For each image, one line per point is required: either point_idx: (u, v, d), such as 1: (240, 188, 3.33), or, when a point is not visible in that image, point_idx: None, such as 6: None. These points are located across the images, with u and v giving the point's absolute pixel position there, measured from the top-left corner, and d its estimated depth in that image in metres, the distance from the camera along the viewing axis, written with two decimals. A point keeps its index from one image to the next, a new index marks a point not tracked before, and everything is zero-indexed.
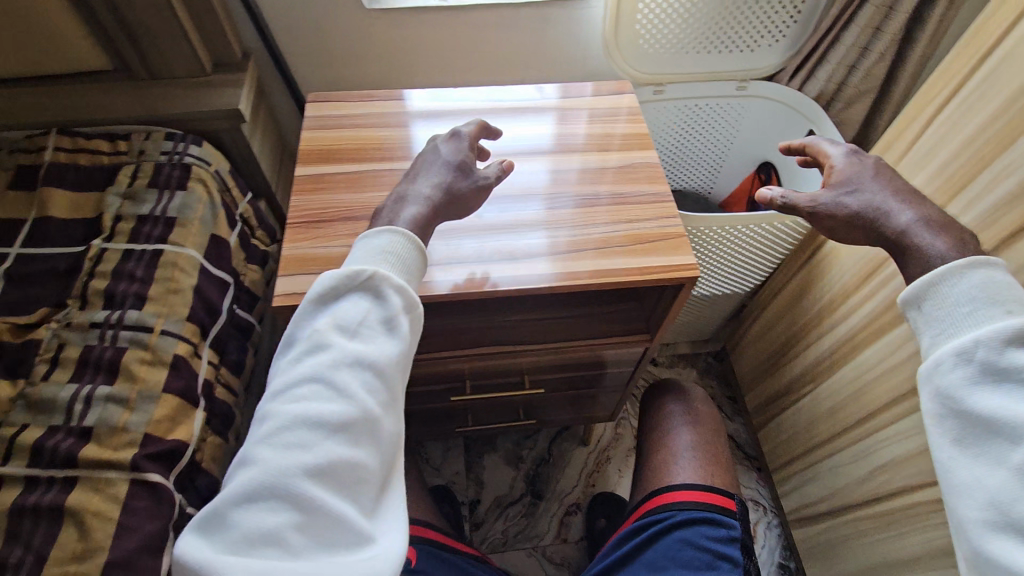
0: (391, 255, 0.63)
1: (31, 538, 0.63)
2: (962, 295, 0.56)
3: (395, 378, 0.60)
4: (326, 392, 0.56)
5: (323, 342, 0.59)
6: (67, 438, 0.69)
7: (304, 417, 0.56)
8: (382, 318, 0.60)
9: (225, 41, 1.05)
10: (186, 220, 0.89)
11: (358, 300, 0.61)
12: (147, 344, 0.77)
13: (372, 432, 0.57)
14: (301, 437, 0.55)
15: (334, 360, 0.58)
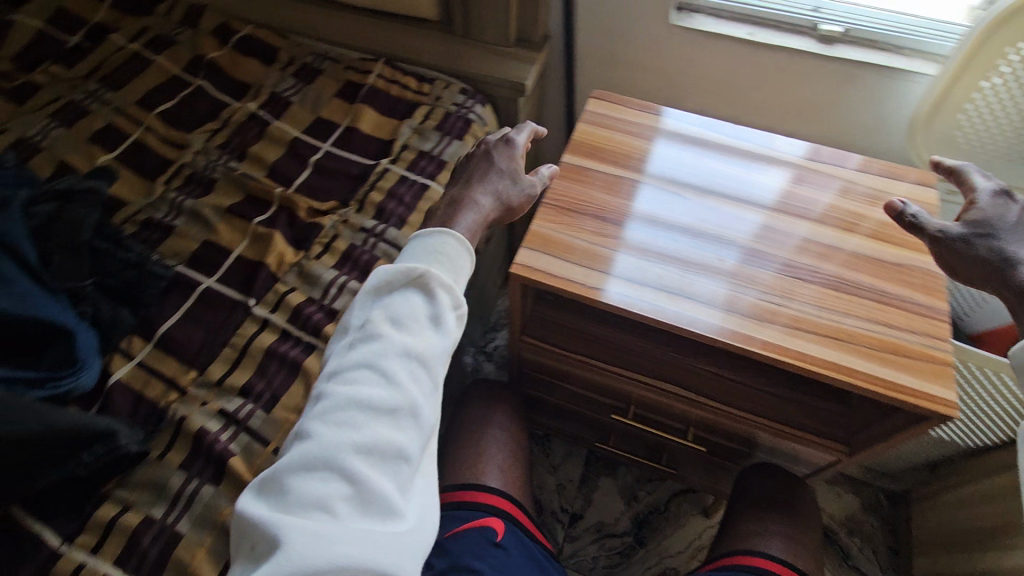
0: (447, 253, 0.69)
1: (272, 378, 0.76)
2: None
3: (437, 372, 0.63)
4: (377, 376, 0.60)
5: (379, 332, 0.63)
6: (319, 312, 0.82)
7: (355, 397, 0.59)
8: (432, 314, 0.65)
9: (536, 20, 1.13)
10: (454, 167, 1.00)
11: (412, 296, 0.65)
12: (395, 260, 0.88)
13: (415, 418, 0.60)
14: (352, 415, 0.58)
15: (384, 347, 0.62)
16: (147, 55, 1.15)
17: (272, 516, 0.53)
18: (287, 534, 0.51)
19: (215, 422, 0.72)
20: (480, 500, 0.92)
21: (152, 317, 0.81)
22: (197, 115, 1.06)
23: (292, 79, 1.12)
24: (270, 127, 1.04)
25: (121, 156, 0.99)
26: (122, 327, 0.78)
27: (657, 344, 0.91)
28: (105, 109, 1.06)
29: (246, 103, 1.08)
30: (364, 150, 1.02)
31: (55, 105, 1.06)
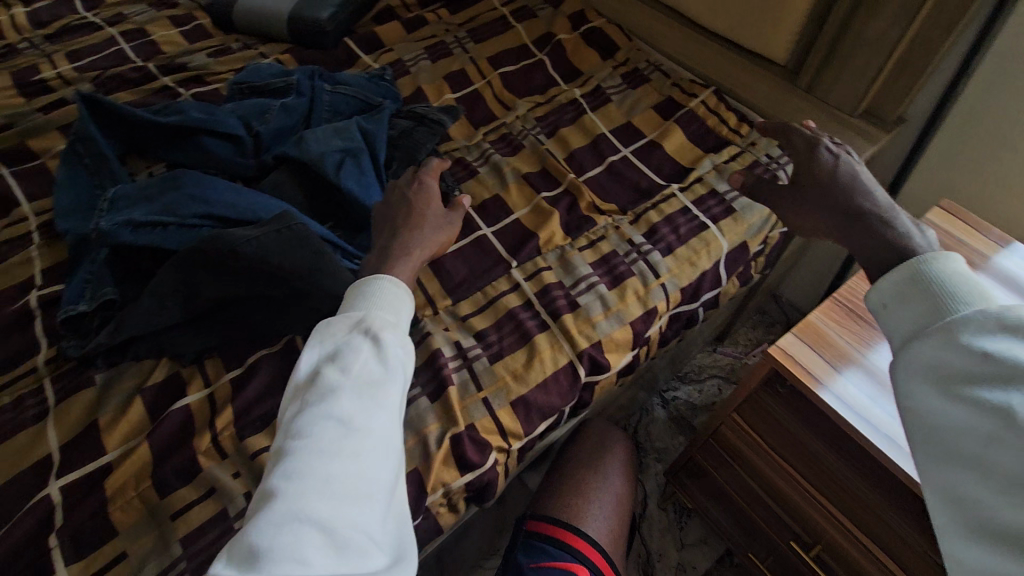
0: (392, 300, 0.70)
1: (504, 336, 0.83)
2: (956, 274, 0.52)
3: (391, 403, 0.62)
4: (331, 423, 0.57)
5: (327, 384, 0.60)
6: (563, 299, 0.86)
7: (315, 445, 0.55)
8: (381, 350, 0.64)
9: (901, 98, 1.00)
10: (740, 218, 0.96)
11: (355, 342, 0.64)
12: (648, 283, 0.88)
13: (379, 445, 0.58)
14: (316, 461, 0.55)
15: (338, 393, 0.60)
16: (511, 21, 1.29)
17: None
18: None
19: (449, 348, 0.81)
20: (571, 544, 0.89)
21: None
22: (529, 84, 1.17)
23: (619, 79, 1.17)
24: (585, 117, 1.10)
25: (461, 100, 1.15)
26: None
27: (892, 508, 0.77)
28: (463, 56, 1.23)
29: (572, 88, 1.16)
30: (659, 169, 1.02)
31: (430, 40, 1.26)
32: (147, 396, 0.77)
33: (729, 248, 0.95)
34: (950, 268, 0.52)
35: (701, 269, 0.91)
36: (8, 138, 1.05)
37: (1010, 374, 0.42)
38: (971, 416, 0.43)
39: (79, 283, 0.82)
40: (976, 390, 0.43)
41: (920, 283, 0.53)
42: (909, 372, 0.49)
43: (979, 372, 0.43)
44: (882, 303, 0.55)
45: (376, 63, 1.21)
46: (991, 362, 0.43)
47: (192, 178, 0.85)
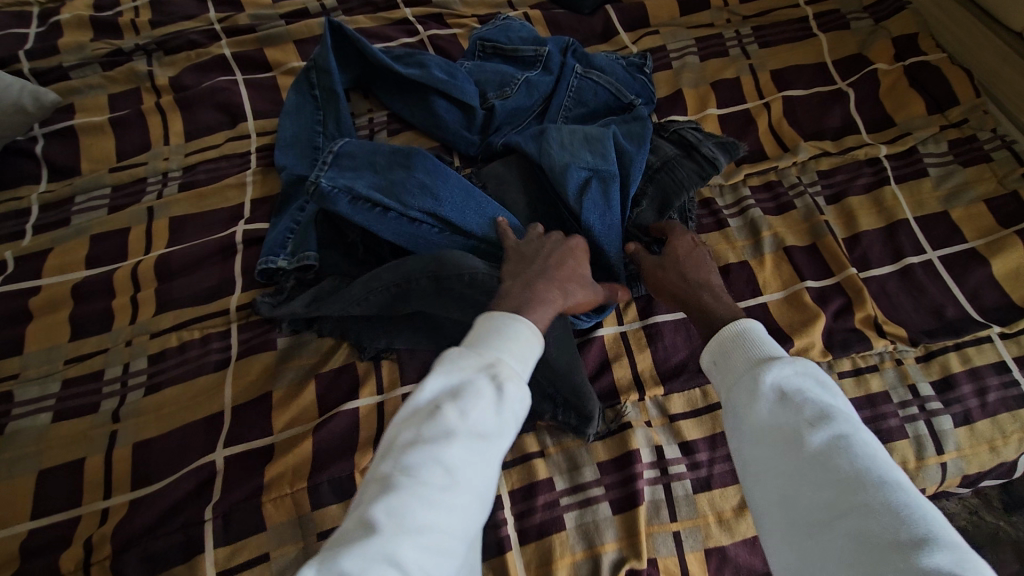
0: (532, 339, 0.48)
1: (716, 460, 0.66)
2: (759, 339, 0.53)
3: (495, 462, 0.44)
4: (440, 468, 0.40)
5: (441, 419, 0.42)
6: None
7: (412, 495, 0.39)
8: (499, 387, 0.44)
9: None
10: None
11: (481, 376, 0.45)
12: (921, 455, 0.67)
13: (479, 506, 0.42)
14: (411, 511, 0.39)
15: (444, 433, 0.42)
16: (813, 27, 1.02)
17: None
18: None
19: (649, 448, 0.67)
20: None
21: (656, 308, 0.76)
22: (818, 121, 0.92)
23: (944, 145, 0.88)
24: (886, 189, 0.84)
25: (725, 120, 0.93)
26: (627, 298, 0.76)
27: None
28: (742, 61, 0.99)
29: (876, 142, 0.89)
30: (973, 295, 0.76)
31: (705, 30, 1.03)
32: (321, 383, 0.72)
33: None
34: (753, 333, 0.53)
35: (1001, 458, 0.67)
36: (248, 42, 1.01)
37: (800, 408, 0.47)
38: (770, 448, 0.47)
39: (284, 232, 0.77)
40: (771, 420, 0.47)
41: (725, 341, 0.54)
42: (725, 410, 0.51)
43: (783, 405, 0.47)
44: (712, 360, 0.55)
45: (634, 46, 1.01)
46: (794, 398, 0.47)
47: (426, 161, 0.76)
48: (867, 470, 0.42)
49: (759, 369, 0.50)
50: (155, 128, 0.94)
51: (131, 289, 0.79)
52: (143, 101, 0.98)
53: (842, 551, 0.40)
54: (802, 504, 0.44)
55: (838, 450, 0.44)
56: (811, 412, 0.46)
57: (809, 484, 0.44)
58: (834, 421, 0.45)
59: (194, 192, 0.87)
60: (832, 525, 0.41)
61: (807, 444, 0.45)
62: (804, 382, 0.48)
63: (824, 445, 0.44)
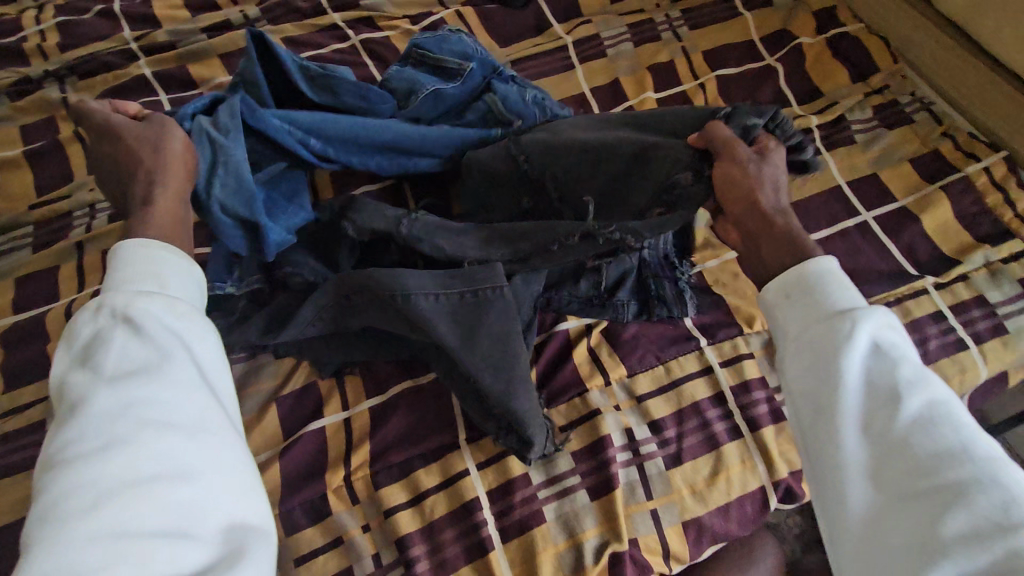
0: (153, 254, 0.46)
1: (685, 434, 0.68)
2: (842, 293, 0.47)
3: (175, 385, 0.40)
4: (88, 437, 0.37)
5: (73, 393, 0.39)
6: (765, 403, 0.70)
7: (77, 462, 0.36)
8: (139, 319, 0.41)
9: None
10: (1011, 343, 0.74)
11: (102, 324, 0.41)
12: None
13: (167, 433, 0.38)
14: (67, 491, 0.35)
15: (91, 390, 0.38)
16: (739, 5, 1.05)
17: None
18: None
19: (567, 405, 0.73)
20: None
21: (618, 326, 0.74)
22: (751, 97, 0.95)
23: (870, 111, 0.92)
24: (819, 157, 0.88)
25: (663, 103, 0.95)
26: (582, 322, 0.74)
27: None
28: (674, 44, 1.01)
29: (807, 113, 0.93)
30: (907, 251, 0.80)
31: (636, 15, 1.04)
32: (282, 407, 0.69)
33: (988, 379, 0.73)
34: (837, 285, 0.48)
35: None
36: (168, 59, 0.97)
37: (892, 379, 0.43)
38: (851, 403, 0.43)
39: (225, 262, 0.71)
40: (860, 377, 0.43)
41: (804, 275, 0.49)
42: (791, 356, 0.47)
43: (866, 359, 0.44)
44: (781, 294, 0.49)
45: (568, 36, 1.02)
46: (876, 350, 0.44)
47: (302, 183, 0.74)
48: (971, 445, 0.40)
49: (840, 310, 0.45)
50: (76, 158, 0.88)
51: (66, 330, 0.74)
52: (60, 130, 0.92)
53: (935, 525, 0.38)
54: (889, 459, 0.41)
55: (927, 409, 0.42)
56: (902, 369, 0.43)
57: (896, 441, 0.41)
58: (923, 382, 0.43)
59: (125, 221, 0.82)
60: (924, 481, 0.39)
61: (897, 402, 0.42)
62: (891, 337, 0.45)
63: (914, 406, 0.42)
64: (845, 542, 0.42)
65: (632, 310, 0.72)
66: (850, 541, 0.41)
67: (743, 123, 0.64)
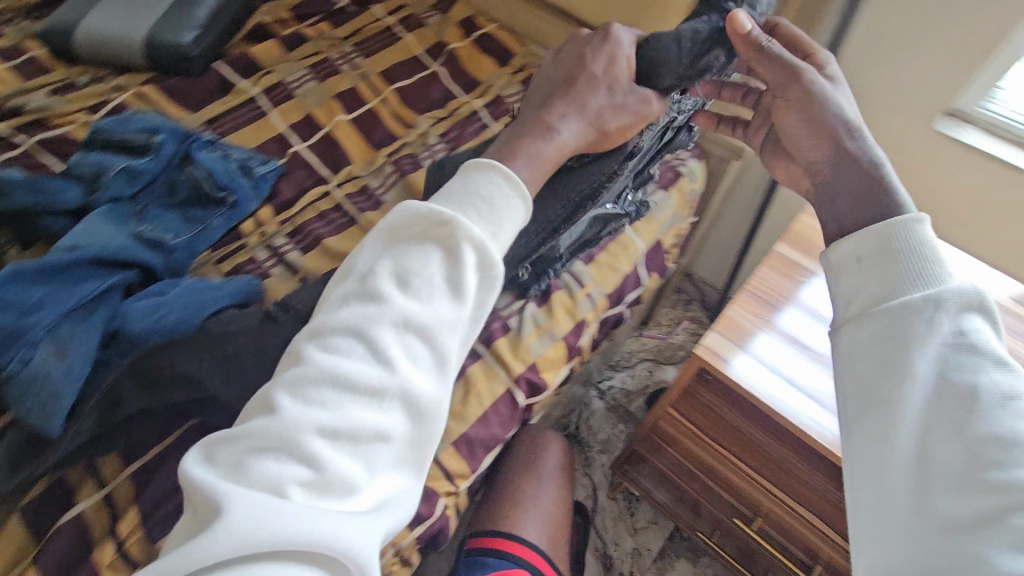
0: (506, 194, 0.52)
1: None
2: (932, 269, 0.47)
3: (439, 352, 0.48)
4: (364, 350, 0.46)
5: (377, 291, 0.48)
6: (494, 323, 0.83)
7: (333, 365, 0.46)
8: (458, 259, 0.49)
9: None
10: (652, 217, 0.98)
11: (429, 253, 0.50)
12: (573, 295, 0.88)
13: (403, 399, 0.46)
14: (323, 389, 0.45)
15: (382, 313, 0.47)
16: (399, 31, 1.24)
17: (220, 482, 0.42)
18: (230, 499, 0.40)
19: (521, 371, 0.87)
20: (509, 552, 0.88)
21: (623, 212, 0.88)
22: (426, 98, 1.13)
23: (518, 85, 1.15)
24: (488, 130, 1.08)
25: (355, 122, 1.08)
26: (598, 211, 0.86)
27: (828, 477, 0.83)
28: (353, 73, 1.15)
29: (472, 99, 1.13)
30: None
31: (313, 58, 1.18)
32: (24, 515, 0.65)
33: (645, 249, 0.97)
34: (945, 281, 0.46)
35: (622, 273, 0.92)
36: None
37: (974, 381, 0.42)
38: (916, 395, 0.44)
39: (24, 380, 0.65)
40: (930, 369, 0.44)
41: (883, 241, 0.50)
42: (875, 320, 0.47)
43: (959, 350, 0.44)
44: (854, 254, 0.51)
45: (255, 88, 1.11)
46: (969, 341, 0.44)
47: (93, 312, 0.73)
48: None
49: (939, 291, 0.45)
50: None
51: None
52: None
53: (979, 530, 0.38)
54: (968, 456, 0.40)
55: (1010, 412, 0.41)
56: (999, 376, 0.42)
57: (977, 434, 0.41)
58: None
59: None
60: (988, 480, 0.39)
61: (978, 402, 0.42)
62: (993, 340, 0.44)
63: (1010, 420, 0.40)
64: (867, 508, 0.44)
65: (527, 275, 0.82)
66: (874, 510, 0.44)
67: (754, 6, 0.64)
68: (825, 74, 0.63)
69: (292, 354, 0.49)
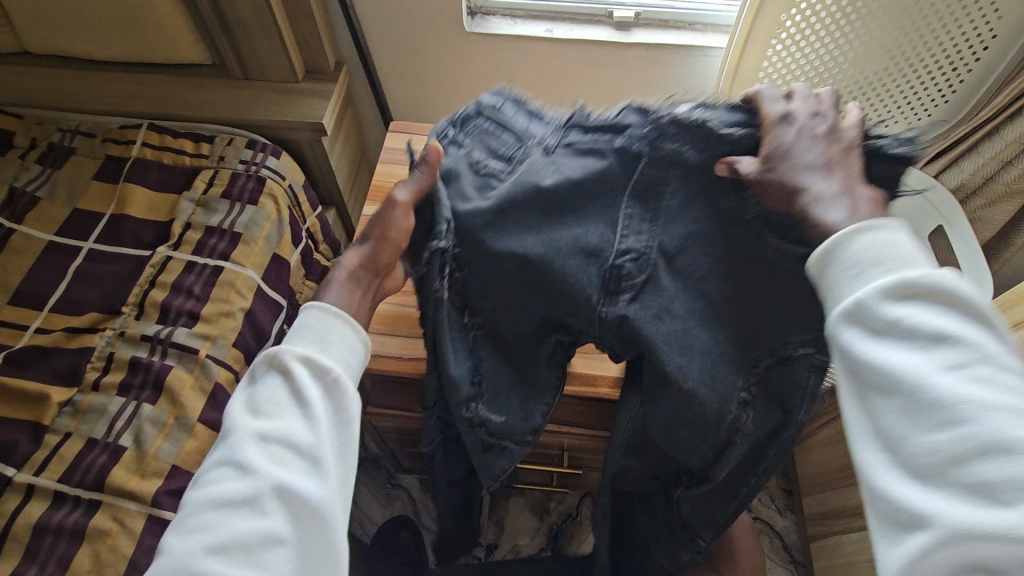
0: (325, 314, 0.53)
1: (47, 558, 0.62)
2: (873, 247, 0.45)
3: (308, 464, 0.48)
4: (232, 471, 0.48)
5: (233, 423, 0.50)
6: (101, 456, 0.68)
7: (205, 497, 0.47)
8: (296, 372, 0.50)
9: (320, 49, 1.05)
10: (250, 238, 0.88)
11: (272, 378, 0.51)
12: (191, 368, 0.76)
13: (285, 510, 0.47)
14: (205, 518, 0.46)
15: (234, 439, 0.49)
16: None
17: None
18: None
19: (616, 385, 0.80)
20: None
21: (641, 166, 0.54)
22: None
23: (36, 167, 0.94)
24: (15, 237, 0.86)
25: None
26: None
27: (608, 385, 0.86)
28: None
29: None
30: (135, 241, 0.86)
31: None
32: None
33: (261, 273, 0.87)
34: (872, 244, 0.45)
35: (240, 313, 0.81)
36: None
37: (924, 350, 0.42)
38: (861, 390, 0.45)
39: None
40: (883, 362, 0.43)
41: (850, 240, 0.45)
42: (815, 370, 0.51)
43: (882, 341, 0.43)
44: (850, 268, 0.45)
45: None
46: (901, 330, 0.42)
47: None
48: (999, 426, 0.38)
49: (850, 302, 0.44)
50: None
51: None
52: None
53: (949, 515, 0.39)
54: (900, 432, 0.42)
55: (972, 379, 0.40)
56: (938, 350, 0.41)
57: (891, 408, 0.42)
58: (986, 355, 0.41)
59: None
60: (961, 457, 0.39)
61: (903, 390, 0.41)
62: (933, 317, 0.42)
63: (954, 383, 0.40)
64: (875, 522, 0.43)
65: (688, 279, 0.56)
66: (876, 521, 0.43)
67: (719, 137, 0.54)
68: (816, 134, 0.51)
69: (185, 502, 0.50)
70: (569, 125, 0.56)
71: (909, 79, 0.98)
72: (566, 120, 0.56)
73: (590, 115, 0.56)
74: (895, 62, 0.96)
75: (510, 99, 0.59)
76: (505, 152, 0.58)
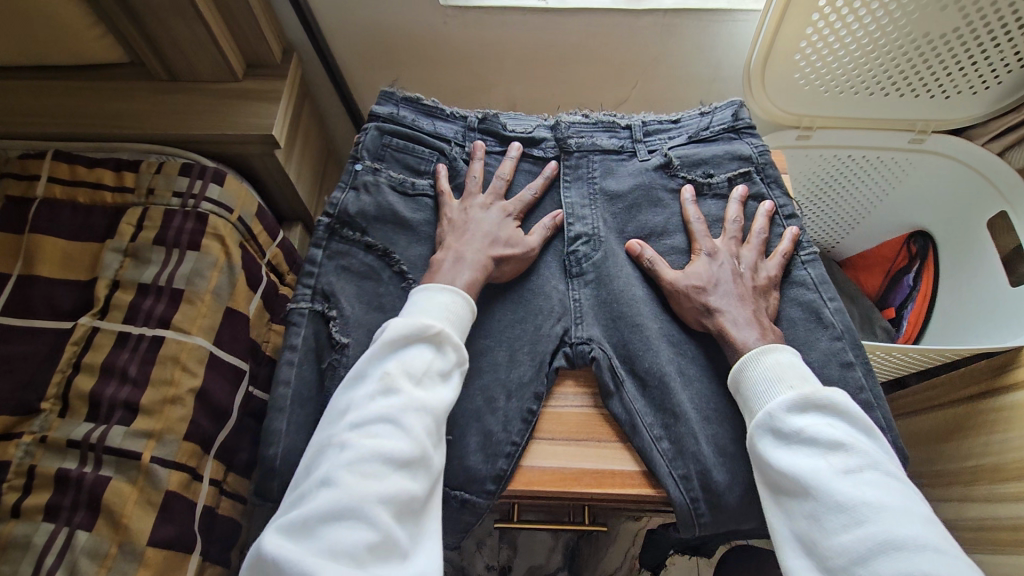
0: (456, 300, 0.59)
1: None
2: (767, 366, 0.56)
3: (440, 425, 0.53)
4: (389, 427, 0.50)
5: (393, 387, 0.52)
6: None
7: (370, 449, 0.48)
8: (445, 354, 0.55)
9: (259, 39, 0.84)
10: (194, 295, 0.71)
11: (425, 351, 0.55)
12: (134, 477, 0.62)
13: (424, 467, 0.50)
14: (366, 465, 0.47)
15: (398, 403, 0.51)
16: None
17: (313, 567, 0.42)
18: None
19: (634, 390, 0.63)
20: None
21: (558, 163, 0.76)
22: None
23: None
24: None
25: None
26: (669, 116, 0.78)
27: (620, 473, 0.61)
28: None
29: None
30: (53, 309, 0.70)
31: None
32: None
33: (212, 336, 0.72)
34: (771, 366, 0.56)
35: (190, 395, 0.67)
36: None
37: (821, 453, 0.50)
38: (785, 483, 0.50)
39: None
40: (794, 465, 0.50)
41: (758, 368, 0.56)
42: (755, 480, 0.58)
43: (790, 446, 0.51)
44: (763, 377, 0.56)
45: None
46: (803, 437, 0.51)
47: None
48: (891, 524, 0.45)
49: (762, 413, 0.54)
50: None
51: None
52: None
53: None
54: (813, 534, 0.48)
55: (863, 483, 0.47)
56: (835, 456, 0.49)
57: (803, 508, 0.49)
58: (873, 462, 0.49)
59: None
60: (865, 534, 0.45)
61: (805, 488, 0.49)
62: (827, 428, 0.50)
63: (844, 482, 0.48)
64: None
65: (671, 234, 0.72)
66: None
67: (672, 247, 0.71)
68: (731, 231, 0.69)
69: (320, 452, 0.50)
70: (483, 132, 0.76)
71: (982, 38, 0.79)
72: (469, 127, 0.75)
73: (502, 127, 0.75)
74: (966, 21, 0.77)
75: (394, 124, 0.72)
76: (423, 171, 0.73)
